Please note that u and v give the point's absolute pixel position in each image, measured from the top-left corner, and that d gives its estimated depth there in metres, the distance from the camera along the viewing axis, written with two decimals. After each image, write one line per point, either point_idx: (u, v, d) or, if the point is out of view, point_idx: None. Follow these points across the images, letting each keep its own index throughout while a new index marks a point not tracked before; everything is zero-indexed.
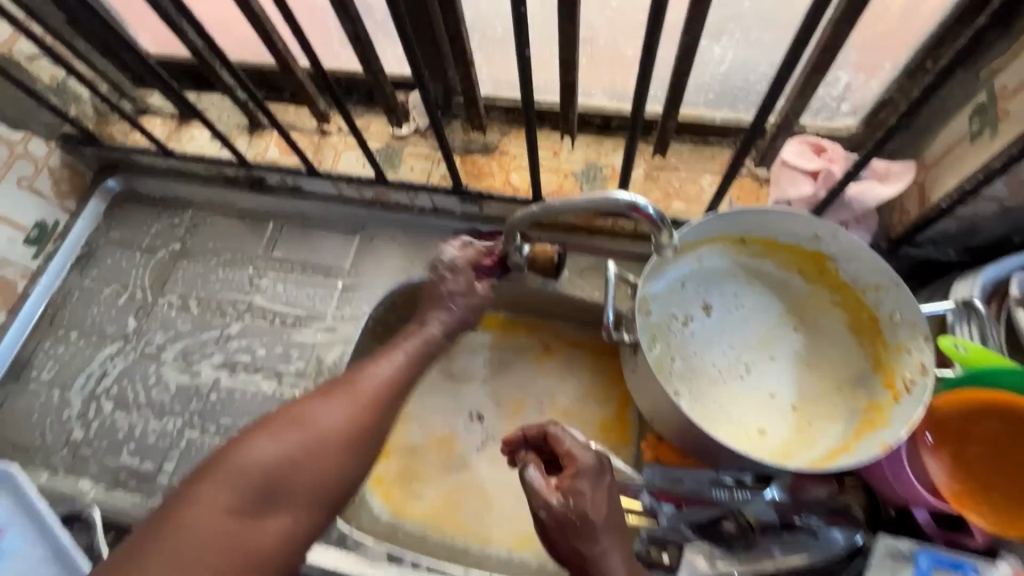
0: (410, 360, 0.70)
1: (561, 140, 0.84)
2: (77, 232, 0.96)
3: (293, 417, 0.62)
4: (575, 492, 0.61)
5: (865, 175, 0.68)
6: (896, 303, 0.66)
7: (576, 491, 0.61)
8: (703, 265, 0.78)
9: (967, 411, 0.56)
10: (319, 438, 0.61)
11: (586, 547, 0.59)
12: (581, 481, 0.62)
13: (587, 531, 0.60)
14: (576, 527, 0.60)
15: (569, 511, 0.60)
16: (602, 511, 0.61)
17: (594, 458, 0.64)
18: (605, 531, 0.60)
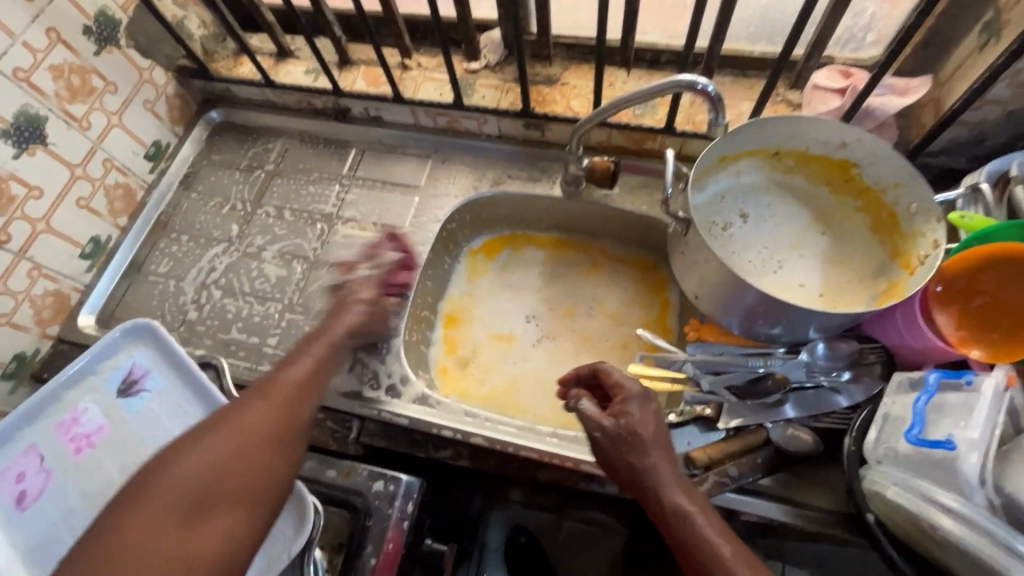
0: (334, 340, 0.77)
1: (617, 73, 0.95)
2: (183, 155, 1.10)
3: (222, 420, 0.60)
4: (628, 415, 0.65)
5: (886, 91, 0.79)
6: (912, 196, 0.75)
7: (629, 410, 0.66)
8: (742, 179, 0.89)
9: (972, 269, 0.66)
10: (239, 444, 0.59)
11: (638, 456, 0.63)
12: (631, 406, 0.66)
13: (640, 443, 0.64)
14: (630, 441, 0.64)
15: (621, 430, 0.65)
16: (651, 431, 0.65)
17: (642, 388, 0.69)
18: (656, 447, 0.64)
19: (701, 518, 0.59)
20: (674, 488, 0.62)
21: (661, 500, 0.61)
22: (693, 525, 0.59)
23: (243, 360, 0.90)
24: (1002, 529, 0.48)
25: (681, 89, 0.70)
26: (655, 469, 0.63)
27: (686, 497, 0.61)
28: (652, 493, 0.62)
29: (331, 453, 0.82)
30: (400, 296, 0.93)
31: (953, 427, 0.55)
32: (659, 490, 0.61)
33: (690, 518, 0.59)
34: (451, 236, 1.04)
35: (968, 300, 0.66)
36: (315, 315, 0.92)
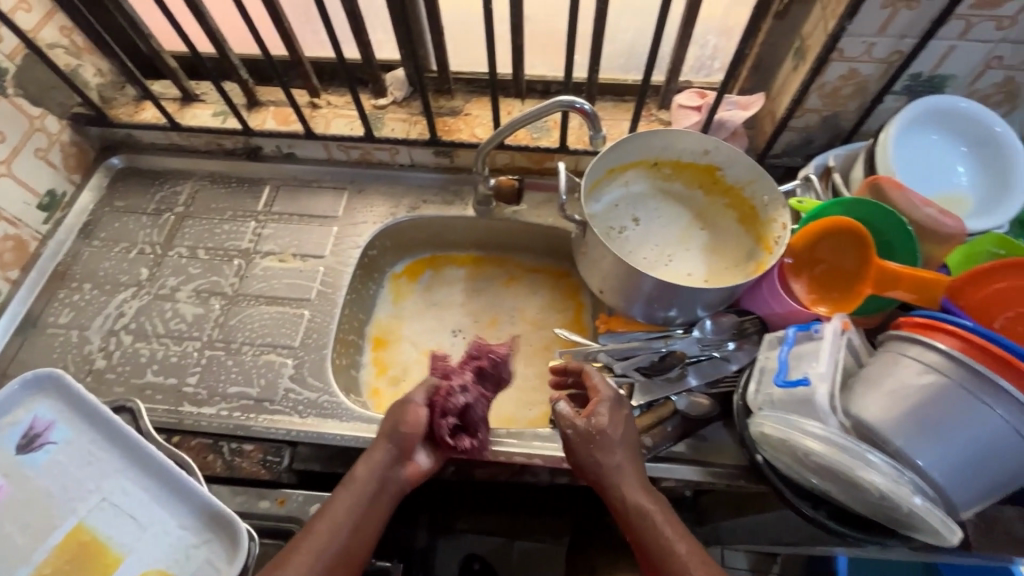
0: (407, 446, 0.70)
1: (514, 102, 1.06)
2: (82, 203, 1.07)
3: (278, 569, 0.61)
4: (600, 419, 0.70)
5: (733, 106, 0.95)
6: (764, 189, 0.90)
7: (602, 414, 0.70)
8: (630, 188, 1.01)
9: (810, 240, 0.78)
10: None
11: (605, 456, 0.68)
12: (602, 410, 0.71)
13: (609, 443, 0.69)
14: (599, 441, 0.69)
15: (591, 432, 0.69)
16: (619, 433, 0.70)
17: (616, 394, 0.74)
18: (622, 448, 0.69)
19: (661, 516, 0.65)
20: (638, 487, 0.67)
21: (624, 496, 0.66)
22: (653, 522, 0.64)
23: (161, 402, 0.86)
24: (854, 443, 0.59)
25: (563, 108, 0.81)
26: (620, 468, 0.68)
27: (648, 496, 0.67)
28: (616, 490, 0.67)
29: (263, 483, 0.80)
30: (324, 322, 0.94)
31: (809, 369, 0.66)
32: (623, 488, 0.67)
33: (650, 515, 0.65)
34: (373, 261, 1.07)
35: (813, 268, 0.80)
36: (237, 349, 0.91)
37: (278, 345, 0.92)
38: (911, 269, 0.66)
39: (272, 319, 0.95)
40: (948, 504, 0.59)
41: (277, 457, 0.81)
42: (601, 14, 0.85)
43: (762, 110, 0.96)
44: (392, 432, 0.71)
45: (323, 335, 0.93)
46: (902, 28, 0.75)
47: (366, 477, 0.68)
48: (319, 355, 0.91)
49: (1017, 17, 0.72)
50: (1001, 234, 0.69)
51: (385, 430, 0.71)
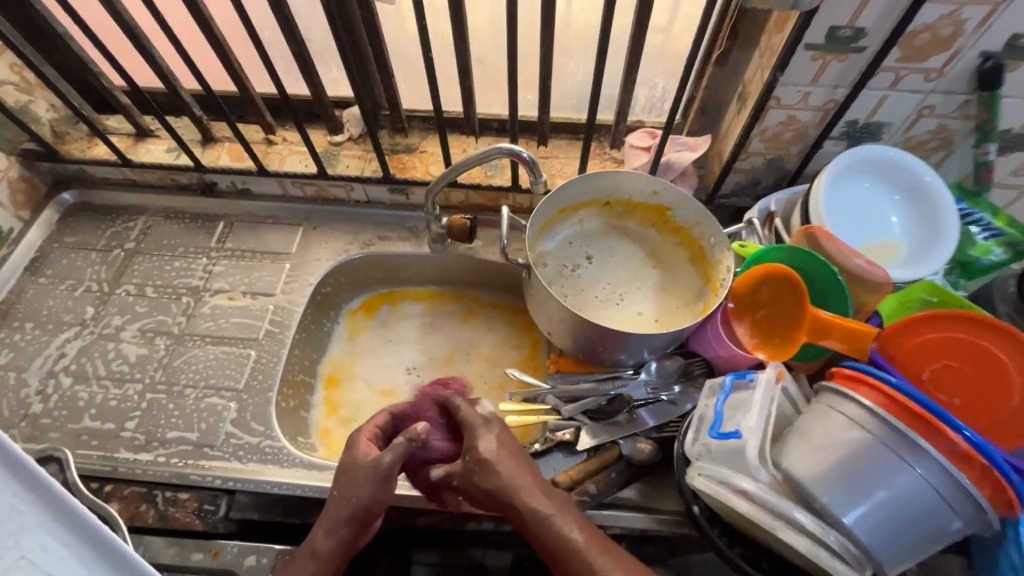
0: (363, 514, 0.65)
1: (469, 140, 1.06)
2: (30, 239, 1.05)
3: None
4: (480, 446, 0.68)
5: (682, 148, 0.96)
6: (710, 231, 0.91)
7: (480, 444, 0.68)
8: (584, 226, 1.01)
9: (749, 285, 0.79)
10: None
11: (494, 477, 0.66)
12: (478, 437, 0.69)
13: (494, 467, 0.66)
14: (485, 465, 0.67)
15: (477, 464, 0.67)
16: (502, 447, 0.68)
17: (485, 419, 0.71)
18: (507, 462, 0.67)
19: (563, 521, 0.63)
20: (535, 496, 0.65)
21: (524, 513, 0.64)
22: (556, 531, 0.63)
23: (97, 449, 0.84)
24: (779, 501, 0.59)
25: (503, 156, 0.81)
26: (510, 485, 0.65)
27: (546, 502, 0.64)
28: (515, 511, 0.65)
29: (197, 534, 0.78)
30: (271, 363, 0.93)
31: (740, 419, 0.66)
32: (522, 505, 0.64)
33: (551, 522, 0.63)
34: (326, 298, 1.06)
35: (754, 312, 0.80)
36: (179, 392, 0.90)
37: (222, 387, 0.90)
38: (842, 319, 0.67)
39: (217, 360, 0.93)
40: (874, 562, 0.58)
41: (214, 506, 0.79)
42: (545, 59, 0.86)
43: (710, 151, 0.97)
44: (356, 504, 0.65)
45: (269, 377, 0.91)
46: (834, 78, 0.76)
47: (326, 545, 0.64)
48: (263, 398, 0.89)
49: (944, 70, 0.73)
50: (933, 282, 0.70)
51: (342, 499, 0.65)
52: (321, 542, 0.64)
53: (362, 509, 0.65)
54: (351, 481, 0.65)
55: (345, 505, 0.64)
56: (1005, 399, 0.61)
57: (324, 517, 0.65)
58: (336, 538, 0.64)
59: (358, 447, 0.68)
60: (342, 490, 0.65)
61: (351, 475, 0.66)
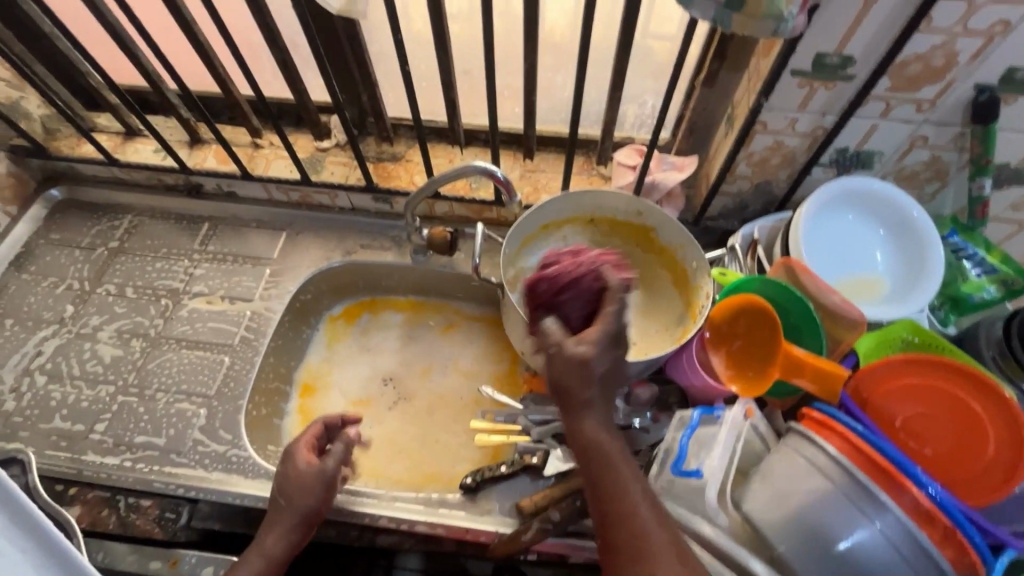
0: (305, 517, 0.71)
1: (454, 149, 1.04)
2: (16, 235, 1.06)
3: None
4: (591, 366, 0.51)
5: (669, 168, 0.93)
6: (692, 255, 0.89)
7: (595, 365, 0.51)
8: (567, 243, 0.99)
9: (723, 318, 0.77)
10: None
11: (583, 410, 0.52)
12: (599, 339, 0.53)
13: (592, 393, 0.52)
14: (584, 392, 0.52)
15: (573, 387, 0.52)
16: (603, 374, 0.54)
17: (621, 330, 0.54)
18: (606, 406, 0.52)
19: (636, 496, 0.51)
20: (619, 456, 0.52)
21: (597, 462, 0.52)
22: (622, 501, 0.51)
23: (65, 450, 0.84)
24: (734, 549, 0.57)
25: (477, 175, 0.80)
26: (597, 431, 0.52)
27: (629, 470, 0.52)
28: (591, 453, 0.52)
29: (155, 543, 0.77)
30: (243, 370, 0.92)
31: (704, 458, 0.64)
32: (600, 454, 0.52)
33: (618, 487, 0.51)
34: (305, 304, 1.05)
35: (731, 344, 0.78)
36: (150, 396, 0.89)
37: (192, 393, 0.90)
38: (815, 359, 0.65)
39: (191, 364, 0.93)
40: None
41: (174, 515, 0.80)
42: (529, 76, 0.84)
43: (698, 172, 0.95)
44: (304, 510, 0.71)
45: (240, 385, 0.91)
46: (822, 104, 0.73)
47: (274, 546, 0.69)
48: (233, 405, 0.89)
49: (936, 101, 0.71)
50: (914, 322, 0.68)
51: (287, 502, 0.71)
52: (274, 549, 0.69)
53: (307, 520, 0.71)
54: (296, 486, 0.72)
55: (291, 506, 0.71)
56: (982, 448, 0.59)
57: (272, 523, 0.70)
58: (290, 545, 0.70)
59: (299, 454, 0.74)
60: (289, 499, 0.71)
61: (294, 478, 0.72)
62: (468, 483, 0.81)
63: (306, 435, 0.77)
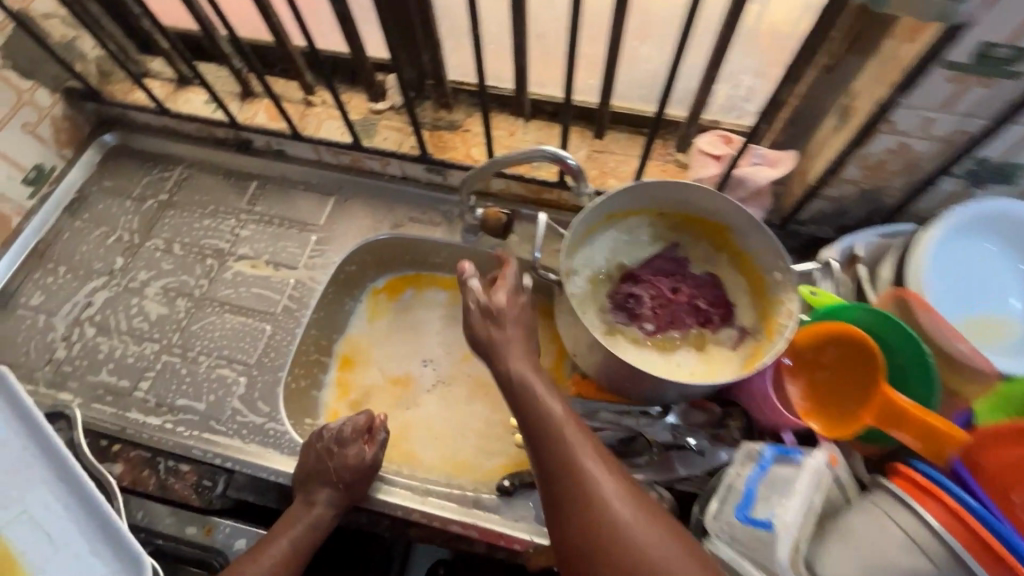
0: (355, 483, 0.76)
1: (517, 122, 0.96)
2: (71, 179, 1.05)
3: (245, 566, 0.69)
4: (528, 378, 0.67)
5: (759, 162, 0.82)
6: (775, 264, 0.79)
7: (524, 377, 0.67)
8: (632, 233, 0.90)
9: (812, 342, 0.69)
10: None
11: (531, 411, 0.64)
12: (505, 290, 0.73)
13: (535, 402, 0.65)
14: (528, 401, 0.65)
15: (500, 354, 0.70)
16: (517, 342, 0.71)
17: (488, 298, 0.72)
18: (550, 399, 0.65)
19: (590, 463, 0.60)
20: (570, 434, 0.62)
21: (550, 449, 0.61)
22: (581, 475, 0.59)
23: (110, 405, 0.85)
24: None
25: (545, 160, 0.72)
26: (548, 418, 0.63)
27: (581, 440, 0.62)
28: (544, 446, 0.62)
29: (192, 509, 0.77)
30: (284, 341, 0.90)
31: (776, 507, 0.57)
32: (552, 440, 0.61)
33: (575, 461, 0.60)
34: (349, 276, 1.02)
35: (814, 373, 0.69)
36: (193, 359, 0.89)
37: (233, 360, 0.88)
38: (922, 411, 0.57)
39: (233, 329, 0.91)
40: None
41: (211, 483, 0.79)
42: (612, 46, 0.74)
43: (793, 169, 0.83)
44: (352, 481, 0.75)
45: (281, 356, 0.89)
46: (969, 105, 0.61)
47: (325, 504, 0.74)
48: (273, 377, 0.87)
49: None
50: None
51: (336, 470, 0.75)
52: (320, 518, 0.74)
53: (351, 497, 0.76)
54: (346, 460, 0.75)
55: (342, 476, 0.75)
56: None
57: (326, 482, 0.74)
58: (334, 513, 0.75)
59: (350, 435, 0.77)
60: (344, 481, 0.75)
61: (343, 450, 0.76)
62: (506, 485, 0.77)
63: (356, 419, 0.79)
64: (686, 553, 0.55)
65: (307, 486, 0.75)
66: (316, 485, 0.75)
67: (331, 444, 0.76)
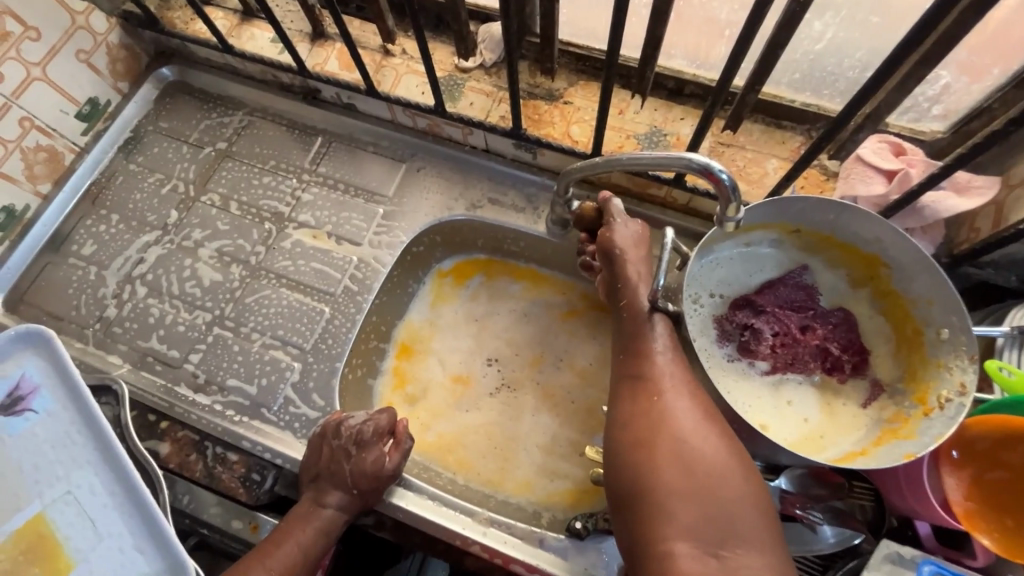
0: (369, 488, 0.68)
1: (630, 99, 0.81)
2: (125, 116, 0.95)
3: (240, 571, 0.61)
4: (649, 326, 0.64)
5: (943, 185, 0.66)
6: (947, 319, 0.63)
7: (646, 328, 0.64)
8: (753, 250, 0.74)
9: (1000, 438, 0.56)
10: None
11: (638, 359, 0.63)
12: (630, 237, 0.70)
13: (648, 358, 0.63)
14: (642, 353, 0.63)
15: (624, 282, 0.68)
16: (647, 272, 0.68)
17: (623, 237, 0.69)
18: (667, 355, 0.63)
19: (696, 426, 0.58)
20: (678, 396, 0.60)
21: (654, 402, 0.60)
22: (683, 430, 0.57)
23: (160, 376, 0.80)
24: None
25: (689, 172, 0.56)
26: (660, 375, 0.61)
27: (690, 407, 0.59)
28: (648, 399, 0.60)
29: (238, 503, 0.72)
30: (343, 327, 0.82)
31: None
32: (657, 395, 0.60)
33: (665, 403, 0.59)
34: (415, 256, 0.91)
35: (985, 470, 0.57)
36: (246, 335, 0.82)
37: (288, 342, 0.81)
38: None
39: (289, 306, 0.83)
40: None
41: (260, 478, 0.74)
42: (786, 23, 0.58)
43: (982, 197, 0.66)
44: (367, 486, 0.68)
45: (339, 344, 0.81)
46: None
47: (335, 508, 0.67)
48: (329, 366, 0.80)
49: None
50: None
51: (350, 473, 0.67)
52: (331, 523, 0.67)
53: (365, 502, 0.69)
54: (363, 462, 0.68)
55: (357, 481, 0.67)
56: None
57: (338, 484, 0.67)
58: (345, 517, 0.68)
59: (371, 434, 0.70)
60: (359, 486, 0.68)
61: (361, 451, 0.68)
62: (577, 528, 0.69)
63: (380, 418, 0.72)
64: (767, 526, 0.54)
65: (317, 485, 0.68)
66: (326, 485, 0.67)
67: (349, 444, 0.68)
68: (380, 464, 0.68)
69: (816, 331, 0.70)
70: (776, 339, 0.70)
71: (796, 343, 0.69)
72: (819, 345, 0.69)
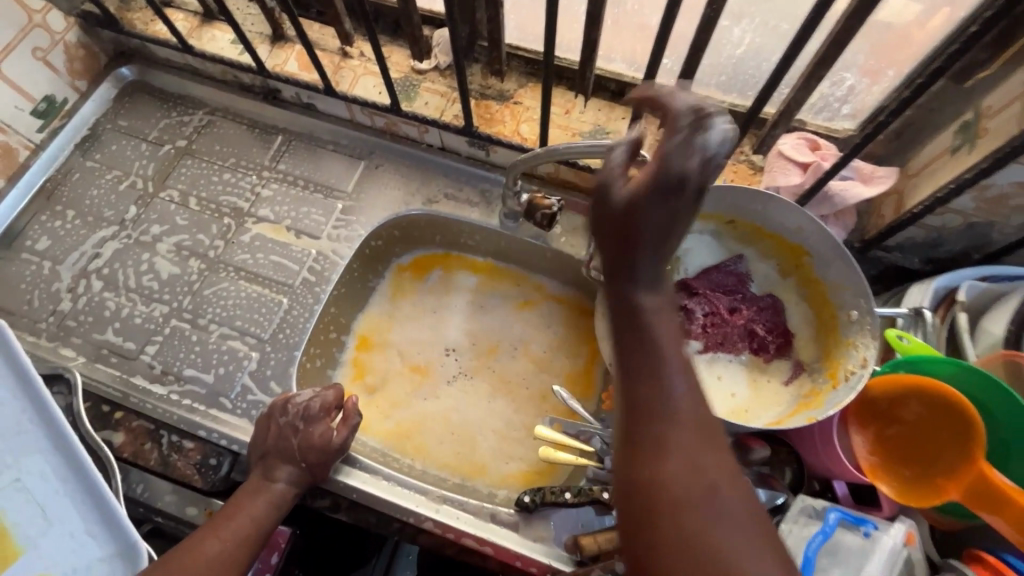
0: (318, 461, 0.70)
1: (575, 100, 0.86)
2: (83, 114, 0.96)
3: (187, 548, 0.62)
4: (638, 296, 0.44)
5: (850, 175, 0.73)
6: (855, 303, 0.69)
7: (644, 300, 0.44)
8: (690, 239, 0.80)
9: (892, 394, 0.62)
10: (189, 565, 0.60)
11: (624, 335, 0.44)
12: None
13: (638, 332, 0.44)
14: (630, 333, 0.44)
15: None
16: None
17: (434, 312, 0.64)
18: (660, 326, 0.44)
19: (683, 404, 0.44)
20: (673, 374, 0.43)
21: (648, 385, 0.43)
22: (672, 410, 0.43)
23: (115, 367, 0.81)
24: None
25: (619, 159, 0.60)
26: (656, 350, 0.43)
27: (683, 386, 0.44)
28: (642, 385, 0.43)
29: (194, 489, 0.73)
30: (300, 317, 0.84)
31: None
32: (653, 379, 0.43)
33: (658, 388, 0.43)
34: (374, 250, 0.94)
35: (883, 427, 0.63)
36: (203, 326, 0.83)
37: (245, 333, 0.83)
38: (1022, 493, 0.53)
39: (247, 297, 0.85)
40: None
41: (216, 463, 0.75)
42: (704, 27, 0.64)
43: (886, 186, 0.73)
44: (315, 460, 0.70)
45: (296, 333, 0.83)
46: None
47: (283, 484, 0.68)
48: (287, 355, 0.82)
49: None
50: None
51: (295, 446, 0.69)
52: (283, 497, 0.68)
53: (314, 477, 0.71)
54: (309, 437, 0.70)
55: (303, 454, 0.69)
56: None
57: (288, 458, 0.69)
58: (296, 493, 0.69)
59: (318, 412, 0.72)
60: (307, 460, 0.69)
61: (307, 427, 0.70)
62: (525, 502, 0.72)
63: (326, 394, 0.74)
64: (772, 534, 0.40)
65: (266, 463, 0.69)
66: (274, 460, 0.69)
67: (297, 420, 0.71)
68: (325, 438, 0.71)
69: (745, 316, 0.76)
70: (708, 324, 0.75)
71: (726, 328, 0.75)
72: (746, 330, 0.75)
